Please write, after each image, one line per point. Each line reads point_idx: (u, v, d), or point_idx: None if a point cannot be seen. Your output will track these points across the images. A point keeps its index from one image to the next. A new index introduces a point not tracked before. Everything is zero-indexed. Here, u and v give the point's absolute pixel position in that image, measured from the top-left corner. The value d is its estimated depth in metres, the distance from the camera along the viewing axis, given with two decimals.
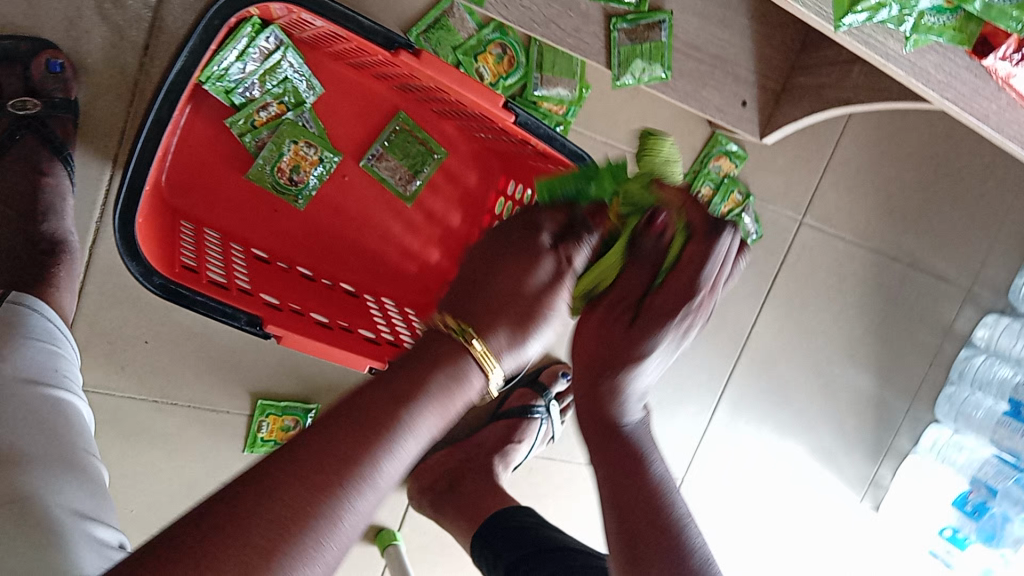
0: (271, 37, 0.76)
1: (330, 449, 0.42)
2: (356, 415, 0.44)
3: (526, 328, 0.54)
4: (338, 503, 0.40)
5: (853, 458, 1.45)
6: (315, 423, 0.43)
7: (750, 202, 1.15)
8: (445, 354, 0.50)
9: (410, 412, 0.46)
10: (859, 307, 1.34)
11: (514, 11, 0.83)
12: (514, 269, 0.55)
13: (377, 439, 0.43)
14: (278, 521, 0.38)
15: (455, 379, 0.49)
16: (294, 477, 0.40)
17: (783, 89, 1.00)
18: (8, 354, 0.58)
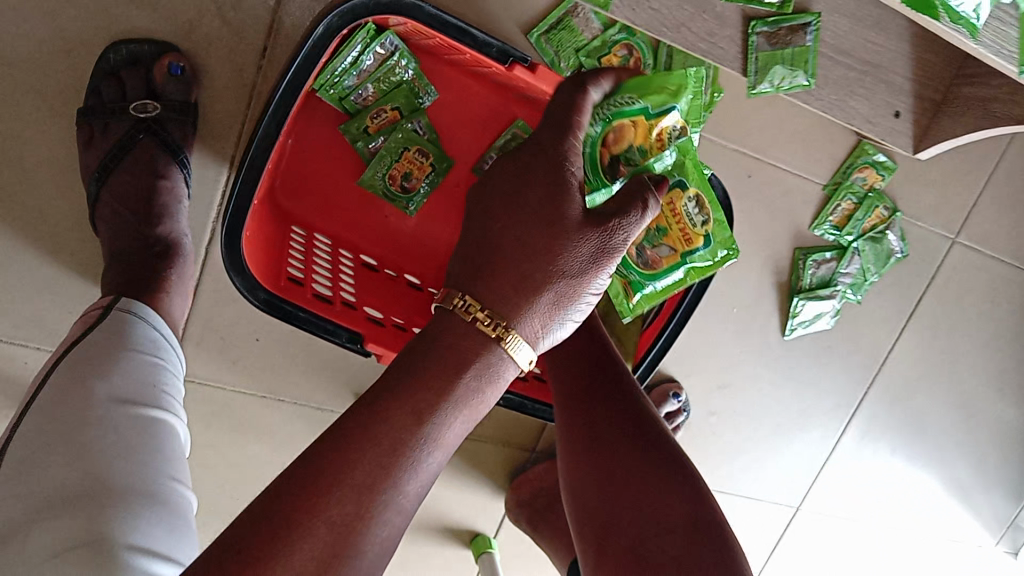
0: (386, 43, 0.74)
1: (351, 474, 0.43)
2: (380, 436, 0.44)
3: (559, 310, 0.52)
4: (361, 532, 0.42)
5: (992, 497, 1.33)
6: (334, 439, 0.44)
7: (896, 218, 1.04)
8: (465, 351, 0.49)
9: (435, 424, 0.46)
10: (1012, 335, 1.21)
11: (642, 13, 0.76)
12: (545, 244, 0.51)
13: (397, 461, 0.44)
14: (315, 560, 0.41)
15: (480, 378, 0.49)
16: (329, 515, 0.41)
17: (943, 100, 0.89)
18: (108, 373, 0.59)
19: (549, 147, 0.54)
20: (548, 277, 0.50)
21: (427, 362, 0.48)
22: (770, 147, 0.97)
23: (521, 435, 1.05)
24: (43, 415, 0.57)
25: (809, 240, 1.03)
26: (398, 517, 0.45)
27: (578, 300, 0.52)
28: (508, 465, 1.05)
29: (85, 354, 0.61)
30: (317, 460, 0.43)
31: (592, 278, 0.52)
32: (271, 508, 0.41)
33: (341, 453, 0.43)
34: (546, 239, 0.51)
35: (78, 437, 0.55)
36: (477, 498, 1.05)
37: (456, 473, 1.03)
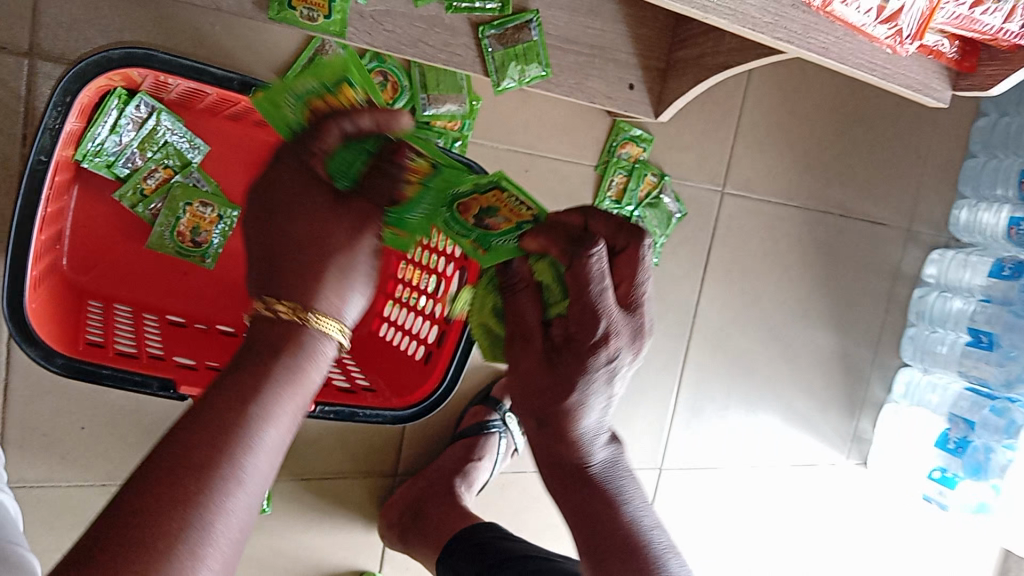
0: (141, 104, 0.77)
1: (188, 462, 0.45)
2: (210, 423, 0.47)
3: (354, 291, 0.55)
4: (204, 509, 0.44)
5: (832, 418, 1.46)
6: (178, 436, 0.46)
7: (665, 182, 1.16)
8: (276, 341, 0.52)
9: (263, 405, 0.49)
10: (800, 266, 1.35)
11: (380, 36, 0.84)
12: (307, 232, 0.54)
13: (233, 442, 0.47)
14: (162, 539, 0.42)
15: (298, 356, 0.52)
16: (169, 495, 0.43)
17: (667, 66, 1.01)
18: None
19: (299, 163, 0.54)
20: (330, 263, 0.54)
21: (247, 363, 0.51)
22: (537, 141, 1.07)
23: (378, 462, 1.07)
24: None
25: None
26: (249, 494, 0.47)
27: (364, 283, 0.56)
28: (373, 495, 1.07)
29: None
30: (159, 463, 0.45)
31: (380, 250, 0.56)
32: (121, 505, 0.42)
33: (178, 452, 0.45)
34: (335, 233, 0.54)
35: None
36: (350, 536, 1.06)
37: (323, 517, 1.04)
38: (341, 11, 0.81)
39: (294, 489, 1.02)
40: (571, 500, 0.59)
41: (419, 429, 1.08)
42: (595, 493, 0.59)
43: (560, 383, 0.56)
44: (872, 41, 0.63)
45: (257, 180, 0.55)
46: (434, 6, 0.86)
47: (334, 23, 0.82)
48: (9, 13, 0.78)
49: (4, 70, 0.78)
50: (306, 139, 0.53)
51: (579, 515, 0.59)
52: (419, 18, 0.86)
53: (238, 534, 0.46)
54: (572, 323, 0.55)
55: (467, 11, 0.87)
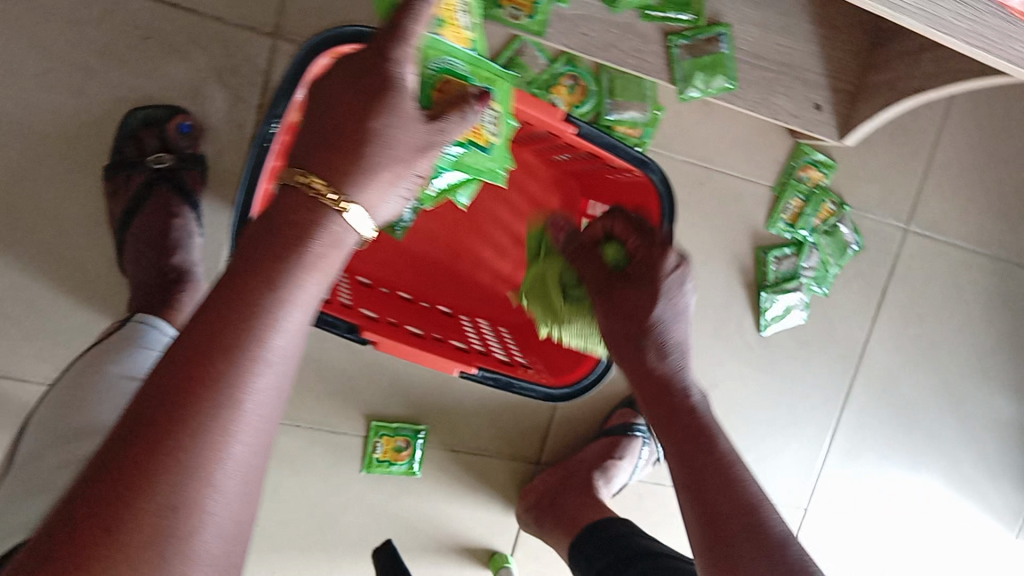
0: None
1: (223, 343, 0.47)
2: (233, 309, 0.47)
3: (395, 186, 0.55)
4: (244, 380, 0.46)
5: (1002, 488, 1.35)
6: (218, 307, 0.48)
7: (845, 212, 1.14)
8: (300, 218, 0.51)
9: (285, 287, 0.49)
10: (984, 319, 1.27)
11: (576, 38, 0.90)
12: (363, 124, 0.53)
13: (256, 326, 0.48)
14: (207, 415, 0.45)
15: (325, 242, 0.51)
16: (217, 367, 0.46)
17: (858, 90, 1.00)
18: (121, 359, 0.71)
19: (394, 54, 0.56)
20: (385, 154, 0.53)
21: (261, 245, 0.50)
22: (716, 156, 1.09)
23: (524, 445, 1.12)
24: (60, 405, 0.68)
25: (767, 238, 1.13)
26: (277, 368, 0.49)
27: (407, 179, 0.56)
28: (515, 478, 1.11)
29: (106, 346, 0.73)
30: (194, 339, 0.47)
31: (420, 162, 0.56)
32: (175, 375, 0.46)
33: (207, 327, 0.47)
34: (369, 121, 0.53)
35: (92, 399, 0.66)
36: (488, 514, 1.10)
37: (465, 491, 1.09)
38: (544, 13, 0.87)
39: (443, 460, 1.08)
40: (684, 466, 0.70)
41: (565, 421, 1.13)
42: (691, 422, 0.73)
43: (647, 298, 0.79)
44: None
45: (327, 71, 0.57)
46: (630, 13, 0.91)
47: (536, 23, 0.88)
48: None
49: (249, 46, 0.90)
50: (385, 39, 0.55)
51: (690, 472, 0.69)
52: (615, 24, 0.91)
53: (270, 408, 0.48)
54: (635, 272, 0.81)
55: (660, 20, 0.91)
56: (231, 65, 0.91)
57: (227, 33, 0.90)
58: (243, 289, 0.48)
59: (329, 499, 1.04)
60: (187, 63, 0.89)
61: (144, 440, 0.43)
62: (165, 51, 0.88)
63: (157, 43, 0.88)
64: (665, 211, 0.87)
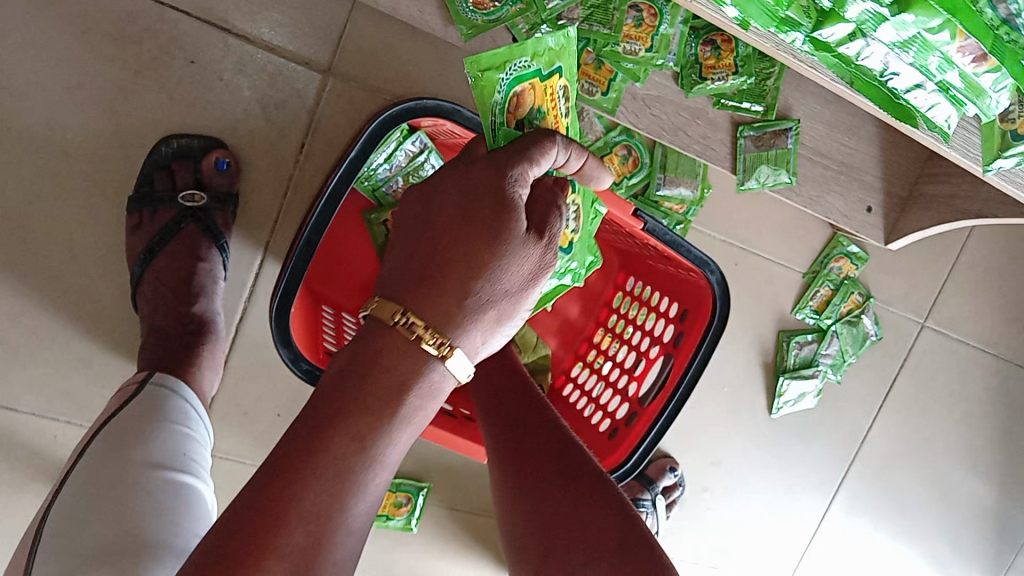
0: (417, 141, 0.82)
1: (304, 497, 0.44)
2: (322, 458, 0.45)
3: (498, 325, 0.51)
4: (324, 545, 0.45)
5: (973, 574, 1.37)
6: (302, 451, 0.45)
7: (870, 304, 1.13)
8: (401, 368, 0.48)
9: (376, 446, 0.47)
10: (981, 415, 1.29)
11: (646, 118, 0.86)
12: (473, 257, 0.49)
13: (342, 485, 0.46)
14: None
15: (422, 394, 0.49)
16: (294, 529, 0.44)
17: (909, 196, 0.99)
18: (143, 442, 0.65)
19: (489, 161, 0.51)
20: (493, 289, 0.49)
21: (353, 392, 0.47)
22: (754, 238, 1.06)
23: None
24: (78, 491, 0.62)
25: (792, 323, 1.12)
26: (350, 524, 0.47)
27: (514, 317, 0.52)
28: None
29: (123, 423, 0.67)
30: (271, 488, 0.44)
31: (529, 293, 0.52)
32: (246, 526, 0.43)
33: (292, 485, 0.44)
34: (486, 251, 0.49)
35: (115, 496, 0.61)
36: (478, 574, 1.08)
37: (458, 549, 1.07)
38: (617, 91, 0.84)
39: (441, 517, 1.05)
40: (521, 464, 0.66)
41: None
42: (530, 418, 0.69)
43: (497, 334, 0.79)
44: None
45: (425, 182, 0.53)
46: (703, 99, 0.87)
47: (609, 100, 0.84)
48: (318, 34, 0.85)
49: (299, 81, 0.85)
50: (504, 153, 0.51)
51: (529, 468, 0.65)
52: (685, 107, 0.87)
53: (339, 563, 0.47)
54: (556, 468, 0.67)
55: (732, 109, 0.88)
56: (278, 100, 0.85)
57: (278, 66, 0.84)
58: (329, 438, 0.46)
59: None
60: (231, 93, 0.84)
61: None
62: (210, 79, 0.83)
63: (203, 68, 0.82)
64: (717, 314, 0.83)
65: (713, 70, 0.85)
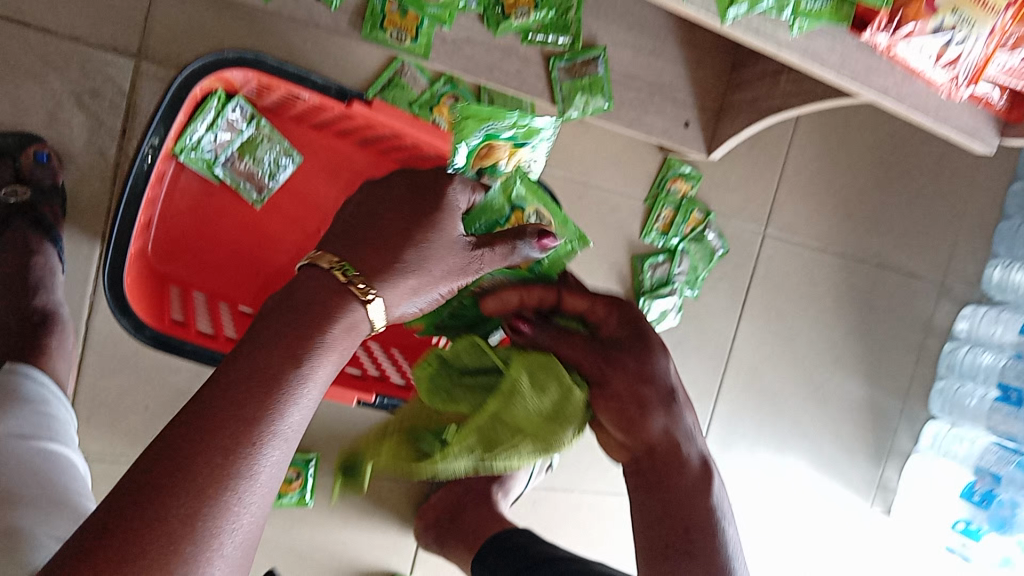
0: (237, 107, 0.84)
1: (238, 407, 0.49)
2: (256, 373, 0.50)
3: (415, 293, 0.59)
4: (252, 455, 0.48)
5: (859, 464, 1.47)
6: (238, 377, 0.50)
7: (710, 219, 1.21)
8: (329, 306, 0.54)
9: (307, 366, 0.52)
10: (834, 311, 1.39)
11: (459, 60, 0.90)
12: (411, 229, 0.59)
13: (269, 398, 0.50)
14: (209, 482, 0.46)
15: (343, 328, 0.54)
16: (220, 440, 0.47)
17: (721, 107, 1.07)
18: (5, 417, 0.69)
19: (432, 174, 0.63)
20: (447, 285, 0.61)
21: (283, 322, 0.53)
22: (590, 170, 1.13)
23: None
24: None
25: (642, 247, 1.19)
26: (287, 444, 0.51)
27: (431, 291, 0.61)
28: (409, 500, 1.11)
29: None
30: (208, 405, 0.49)
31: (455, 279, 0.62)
32: (183, 438, 0.47)
33: (219, 411, 0.48)
34: (416, 232, 0.59)
35: None
36: (384, 537, 1.09)
37: (359, 515, 1.08)
38: (426, 36, 0.88)
39: (335, 486, 1.06)
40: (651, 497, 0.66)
41: None
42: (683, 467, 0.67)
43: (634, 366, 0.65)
44: (928, 83, 0.71)
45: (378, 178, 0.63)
46: (511, 36, 0.92)
47: (419, 46, 0.89)
48: (121, 18, 0.86)
49: (110, 67, 0.86)
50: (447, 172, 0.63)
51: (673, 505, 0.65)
52: (496, 46, 0.92)
53: (272, 481, 0.50)
54: (616, 389, 0.65)
55: (540, 44, 0.93)
56: (91, 88, 0.86)
57: (84, 54, 0.85)
58: (265, 362, 0.51)
59: None
60: (40, 87, 0.84)
61: (152, 504, 0.45)
62: (16, 75, 0.83)
63: (6, 64, 0.82)
64: None
65: (515, 8, 0.90)
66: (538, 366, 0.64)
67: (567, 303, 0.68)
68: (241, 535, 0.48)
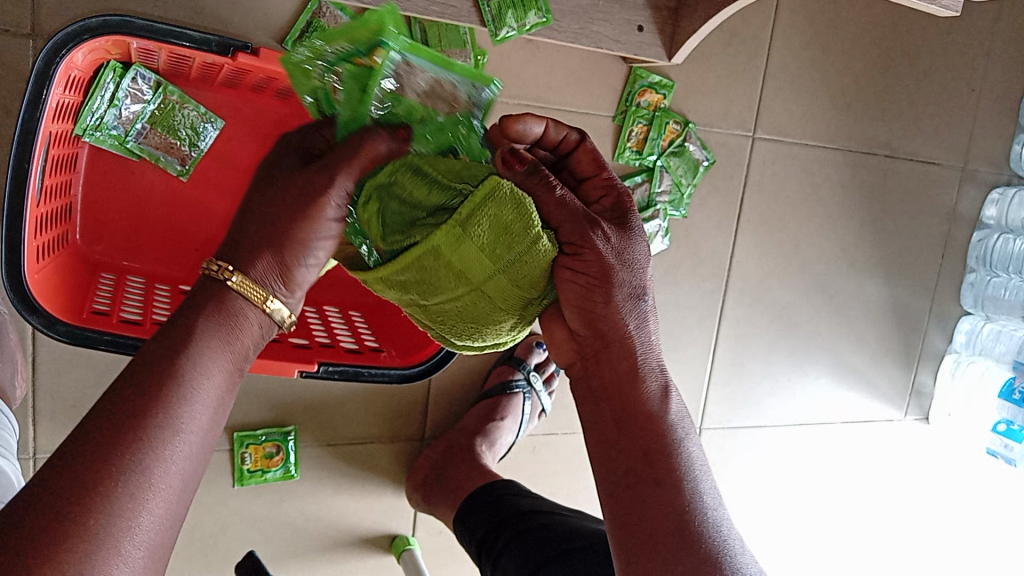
0: (138, 77, 0.78)
1: (126, 409, 0.47)
2: (143, 373, 0.49)
3: (297, 262, 0.56)
4: (145, 453, 0.47)
5: (887, 371, 1.39)
6: (127, 381, 0.49)
7: (690, 129, 1.12)
8: (214, 301, 0.54)
9: (196, 358, 0.51)
10: (844, 212, 1.29)
11: None
12: (265, 194, 0.56)
13: (160, 395, 0.49)
14: (101, 486, 0.45)
15: (231, 319, 0.54)
16: (108, 444, 0.46)
17: (679, 5, 0.97)
18: None
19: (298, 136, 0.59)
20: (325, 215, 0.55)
21: (173, 324, 0.53)
22: (550, 94, 1.04)
23: (406, 426, 1.07)
24: None
25: (618, 170, 1.10)
26: (188, 440, 0.49)
27: (307, 251, 0.56)
28: (401, 460, 1.07)
29: None
30: (98, 411, 0.47)
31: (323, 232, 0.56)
32: (72, 449, 0.46)
33: (113, 412, 0.47)
34: (270, 200, 0.55)
35: None
36: (379, 501, 1.07)
37: (352, 482, 1.05)
38: None
39: (322, 457, 1.03)
40: (613, 415, 0.58)
41: (445, 388, 1.09)
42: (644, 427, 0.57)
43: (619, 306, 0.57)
44: None
45: None
46: None
47: None
48: None
49: (5, 52, 0.80)
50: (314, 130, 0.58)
51: (636, 433, 0.57)
52: None
53: (176, 480, 0.48)
54: (591, 265, 0.55)
55: None
56: None
57: None
58: (152, 363, 0.50)
59: (205, 521, 0.98)
60: None
61: (39, 516, 0.43)
62: None
63: None
64: None
65: None
66: (515, 219, 0.54)
67: (574, 156, 0.61)
68: (145, 537, 0.46)
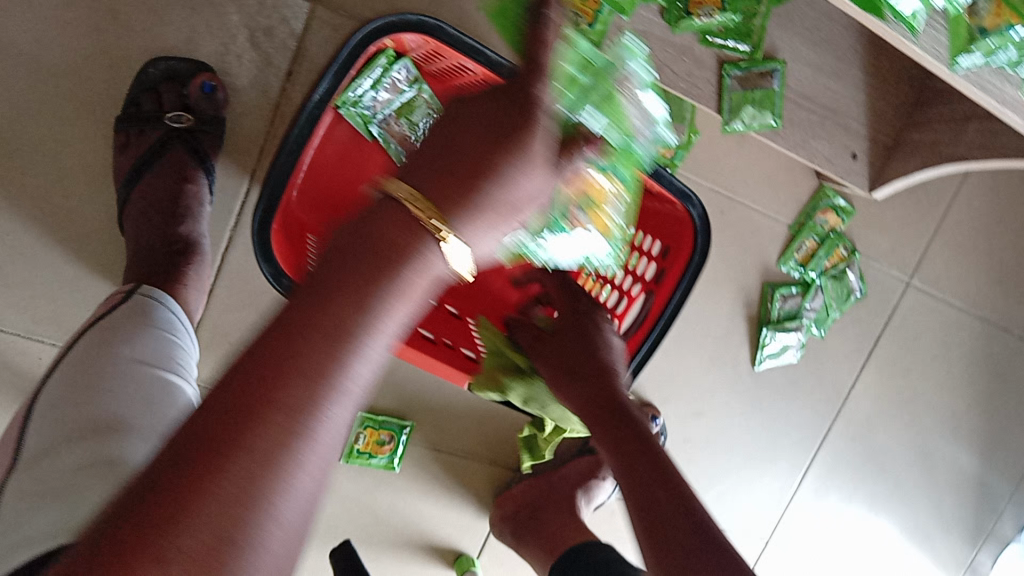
0: (403, 68, 0.82)
1: (304, 349, 0.38)
2: (315, 318, 0.39)
3: (502, 224, 0.47)
4: (314, 416, 0.37)
5: (951, 540, 1.37)
6: (285, 331, 0.38)
7: (855, 258, 1.14)
8: (401, 242, 0.43)
9: (385, 307, 0.41)
10: (963, 378, 1.30)
11: None
12: (495, 161, 0.45)
13: (335, 343, 0.39)
14: (271, 452, 0.36)
15: (415, 271, 0.43)
16: (280, 400, 0.36)
17: (894, 144, 1.00)
18: (130, 338, 0.65)
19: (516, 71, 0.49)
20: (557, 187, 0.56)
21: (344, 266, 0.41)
22: (740, 186, 1.08)
23: (507, 454, 1.10)
24: (65, 380, 0.62)
25: (776, 275, 1.13)
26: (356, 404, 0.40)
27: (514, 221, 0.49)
28: (491, 484, 1.10)
29: (108, 324, 0.66)
30: (255, 354, 0.38)
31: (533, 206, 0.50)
32: (228, 395, 0.37)
33: (256, 364, 0.37)
34: (495, 150, 0.45)
35: (95, 390, 0.60)
36: (460, 516, 1.09)
37: (441, 491, 1.07)
38: None
39: (424, 458, 1.06)
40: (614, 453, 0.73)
41: None
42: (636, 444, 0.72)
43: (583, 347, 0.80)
44: None
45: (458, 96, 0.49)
46: (689, 35, 0.87)
47: None
48: None
49: (287, 9, 0.86)
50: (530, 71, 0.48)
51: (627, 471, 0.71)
52: (672, 44, 0.86)
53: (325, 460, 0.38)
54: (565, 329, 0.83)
55: (718, 47, 0.88)
56: (266, 27, 0.86)
57: None
58: (328, 308, 0.39)
59: None
60: (219, 19, 0.85)
61: (190, 480, 0.34)
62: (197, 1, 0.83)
63: None
64: (695, 255, 0.89)
65: (699, 6, 0.83)
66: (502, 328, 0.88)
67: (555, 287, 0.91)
68: (293, 526, 0.36)
